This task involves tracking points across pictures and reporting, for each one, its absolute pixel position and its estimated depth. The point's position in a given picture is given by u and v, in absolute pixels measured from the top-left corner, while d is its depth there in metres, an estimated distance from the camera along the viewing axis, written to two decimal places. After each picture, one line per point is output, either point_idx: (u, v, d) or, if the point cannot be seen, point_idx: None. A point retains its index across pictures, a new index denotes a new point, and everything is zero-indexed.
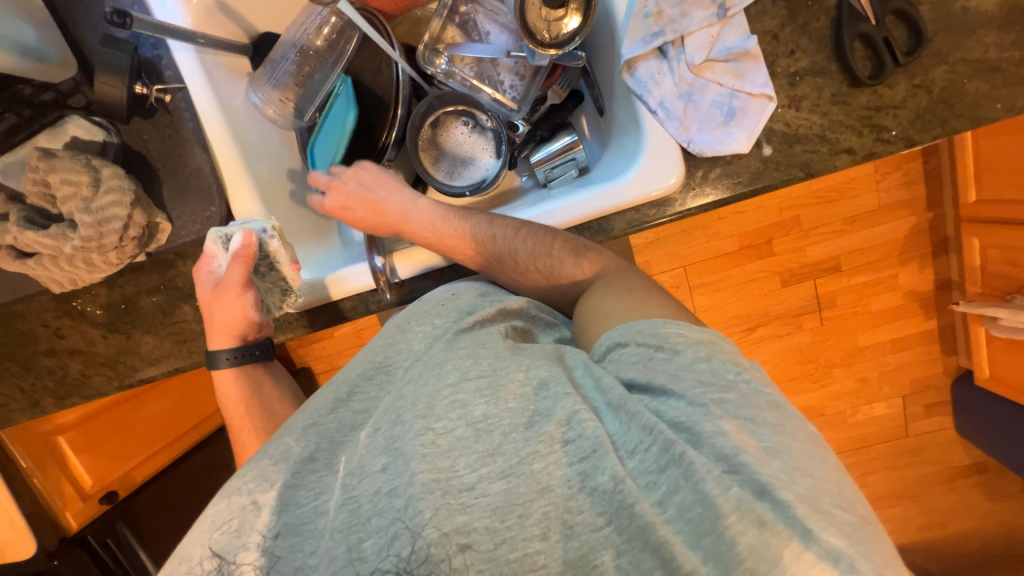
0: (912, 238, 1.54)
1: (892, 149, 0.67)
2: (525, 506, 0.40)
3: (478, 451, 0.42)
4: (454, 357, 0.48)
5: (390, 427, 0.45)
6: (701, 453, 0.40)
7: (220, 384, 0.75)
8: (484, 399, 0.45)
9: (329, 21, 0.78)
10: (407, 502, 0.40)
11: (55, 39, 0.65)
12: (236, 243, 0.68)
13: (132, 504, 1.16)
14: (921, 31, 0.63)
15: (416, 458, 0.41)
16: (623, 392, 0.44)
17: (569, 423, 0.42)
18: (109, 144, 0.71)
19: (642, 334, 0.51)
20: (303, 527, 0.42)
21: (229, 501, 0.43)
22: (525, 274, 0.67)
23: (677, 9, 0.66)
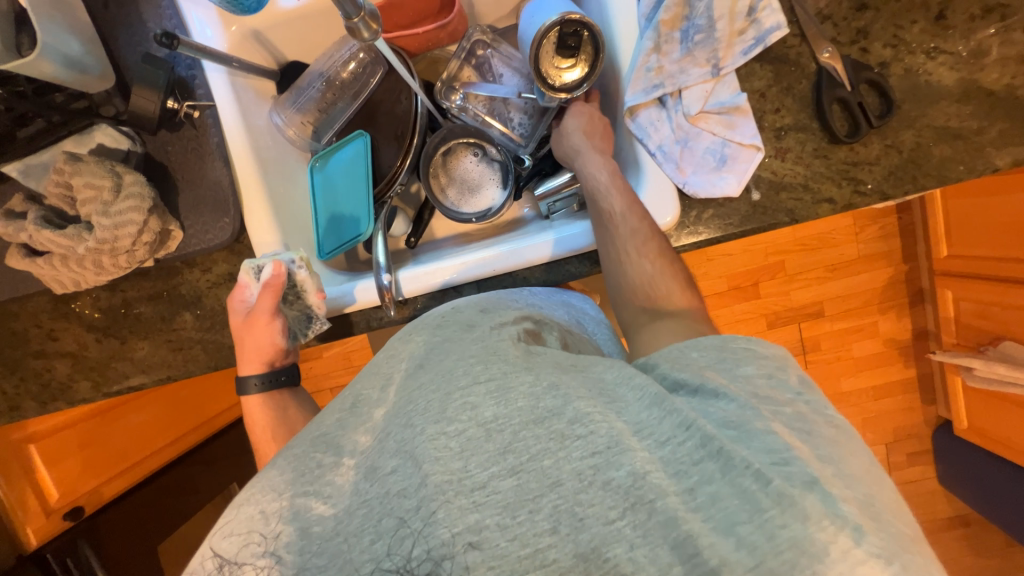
0: (889, 288, 1.62)
1: (868, 201, 0.73)
2: (536, 501, 0.41)
3: (490, 450, 0.43)
4: (465, 363, 0.48)
5: (401, 430, 0.46)
6: (750, 449, 0.41)
7: (250, 412, 0.76)
8: (494, 401, 0.45)
9: (356, 56, 0.84)
10: (419, 503, 0.41)
11: (99, 54, 0.68)
12: (268, 275, 0.70)
13: (97, 524, 1.11)
14: (891, 98, 0.71)
15: (428, 460, 0.42)
16: (663, 391, 0.46)
17: (579, 419, 0.43)
18: (133, 153, 0.74)
19: (690, 345, 0.52)
20: (311, 530, 0.43)
21: (239, 510, 0.46)
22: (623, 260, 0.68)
23: (676, 65, 0.72)
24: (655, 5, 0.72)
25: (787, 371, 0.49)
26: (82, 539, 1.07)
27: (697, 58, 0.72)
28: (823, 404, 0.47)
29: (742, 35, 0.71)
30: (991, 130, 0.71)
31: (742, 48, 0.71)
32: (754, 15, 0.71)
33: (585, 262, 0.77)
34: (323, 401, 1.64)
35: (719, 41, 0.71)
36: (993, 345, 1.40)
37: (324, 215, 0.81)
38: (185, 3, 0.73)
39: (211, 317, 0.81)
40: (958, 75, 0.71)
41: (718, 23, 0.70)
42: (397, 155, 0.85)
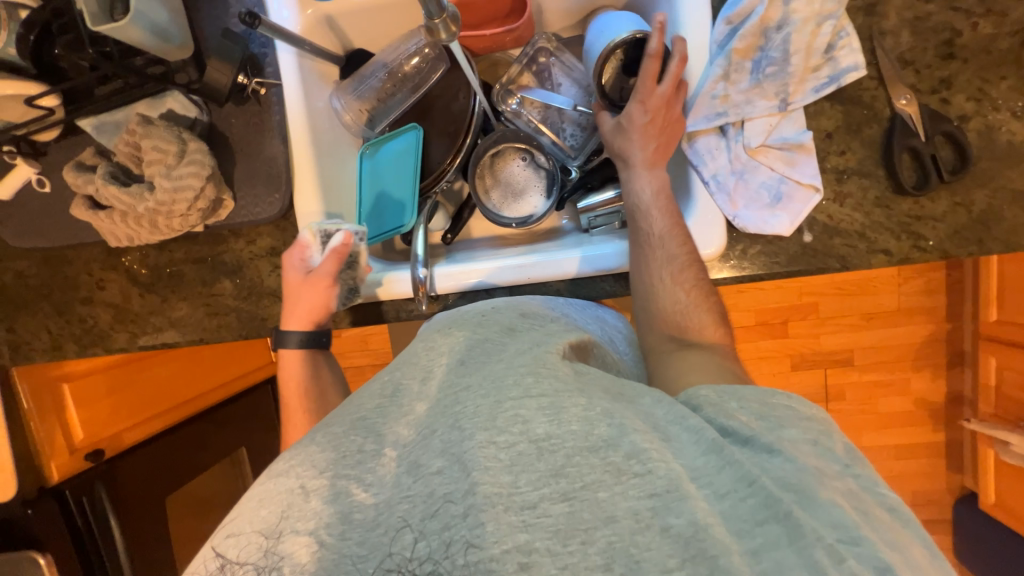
0: (927, 346, 1.55)
1: (926, 258, 0.70)
2: (589, 533, 0.40)
3: (540, 470, 0.43)
4: (515, 372, 0.48)
5: (449, 430, 0.46)
6: (817, 518, 0.40)
7: (285, 364, 0.79)
8: (547, 418, 0.45)
9: (421, 51, 0.85)
10: (467, 510, 0.41)
11: (182, 24, 0.71)
12: (334, 242, 0.72)
13: (116, 468, 1.11)
14: (967, 154, 0.68)
15: (478, 468, 0.43)
16: (720, 438, 0.45)
17: (635, 456, 0.43)
18: (199, 121, 0.76)
19: (732, 392, 0.52)
20: (351, 516, 0.44)
21: (276, 481, 0.47)
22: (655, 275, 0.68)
23: (742, 95, 0.70)
24: (730, 31, 0.70)
25: (834, 439, 0.49)
26: (99, 482, 1.07)
27: (765, 90, 0.70)
28: (874, 480, 0.47)
29: (816, 71, 0.69)
30: None
31: (814, 85, 0.69)
32: (832, 51, 0.69)
33: (621, 281, 0.77)
34: None
35: (790, 75, 0.69)
36: None
37: (371, 202, 0.83)
38: None
39: (249, 287, 0.84)
40: None
41: (793, 57, 0.68)
42: (447, 152, 0.86)
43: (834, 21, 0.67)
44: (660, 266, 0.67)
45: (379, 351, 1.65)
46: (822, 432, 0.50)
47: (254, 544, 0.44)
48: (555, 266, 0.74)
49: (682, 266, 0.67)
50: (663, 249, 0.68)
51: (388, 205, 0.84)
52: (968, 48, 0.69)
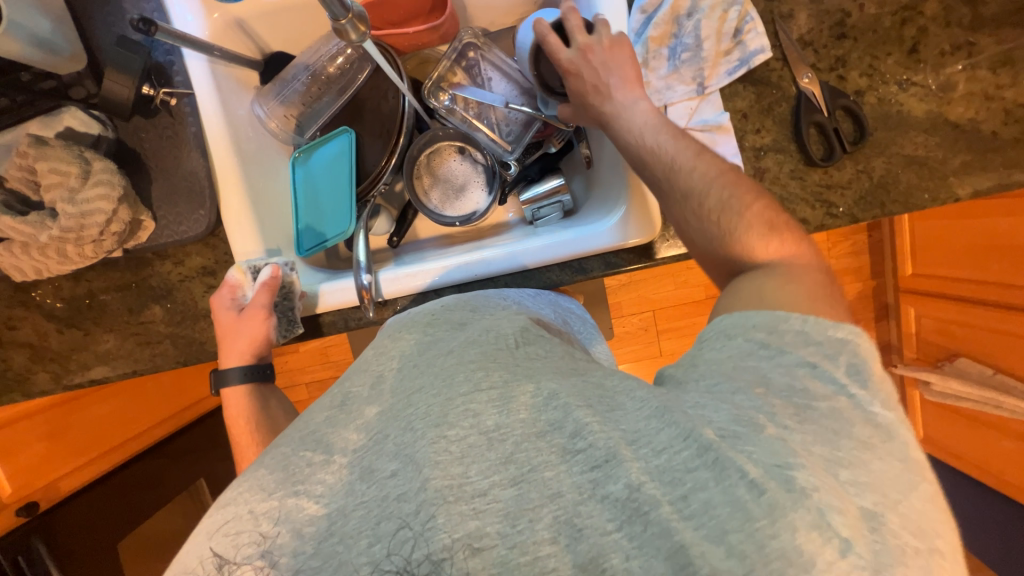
0: (856, 303, 1.70)
1: (838, 224, 0.76)
2: (536, 511, 0.42)
3: (491, 459, 0.44)
4: (465, 368, 0.49)
5: (401, 433, 0.46)
6: (752, 452, 0.41)
7: (231, 402, 0.76)
8: (497, 410, 0.46)
9: (343, 52, 0.82)
10: (419, 507, 0.42)
11: (68, 34, 0.65)
12: (265, 275, 0.72)
13: (52, 519, 1.03)
14: (863, 125, 0.74)
15: (428, 464, 0.43)
16: (667, 400, 0.46)
17: (579, 433, 0.44)
18: (104, 138, 0.70)
19: (734, 333, 0.51)
20: (305, 530, 0.43)
21: (224, 511, 0.45)
22: (683, 205, 0.62)
23: (663, 81, 0.74)
24: (645, 20, 0.73)
25: (837, 361, 0.47)
26: (37, 537, 0.98)
27: (683, 75, 0.73)
28: (870, 401, 0.45)
29: (727, 55, 0.73)
30: (954, 160, 0.74)
31: (727, 68, 0.73)
32: (740, 36, 0.73)
33: (567, 269, 0.78)
34: (298, 396, 1.62)
35: (704, 60, 0.72)
36: (950, 360, 1.47)
37: (303, 208, 0.80)
38: None
39: (182, 310, 0.79)
40: (927, 107, 0.75)
41: (705, 42, 0.72)
42: (382, 154, 0.84)
43: (738, 7, 0.72)
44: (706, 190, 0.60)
45: (338, 362, 1.60)
46: (824, 357, 0.47)
47: (251, 545, 0.43)
48: (529, 254, 0.76)
49: (711, 184, 0.60)
50: (681, 173, 0.62)
51: (327, 211, 0.81)
52: (857, 28, 0.75)
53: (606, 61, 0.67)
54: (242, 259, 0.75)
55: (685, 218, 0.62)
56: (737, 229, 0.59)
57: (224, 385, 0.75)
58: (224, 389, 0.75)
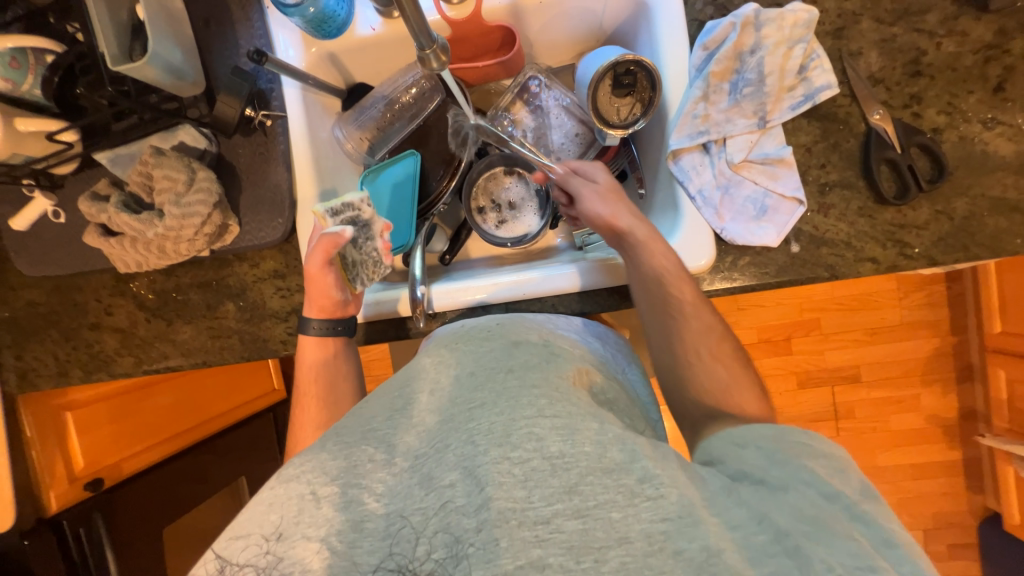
0: (934, 359, 1.55)
1: (914, 265, 0.72)
2: (602, 552, 0.42)
3: (554, 486, 0.44)
4: (530, 393, 0.50)
5: (461, 445, 0.47)
6: (832, 552, 0.42)
7: (304, 350, 0.76)
8: (561, 438, 0.46)
9: (418, 83, 0.89)
10: (481, 525, 0.42)
11: (194, 64, 0.76)
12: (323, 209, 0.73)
13: (114, 497, 1.11)
14: (943, 164, 0.70)
15: (491, 483, 0.44)
16: (729, 481, 0.49)
17: (649, 480, 0.44)
18: (208, 152, 0.80)
19: (744, 439, 0.55)
20: (362, 524, 0.45)
21: (287, 486, 0.47)
22: (682, 372, 0.68)
23: (723, 114, 0.74)
24: (706, 56, 0.74)
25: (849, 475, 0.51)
26: (98, 511, 1.06)
27: (743, 109, 0.74)
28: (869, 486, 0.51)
29: (791, 91, 0.73)
30: None
31: (791, 103, 0.73)
32: (804, 73, 0.72)
33: (615, 295, 0.79)
34: None
35: (766, 95, 0.72)
36: None
37: None
38: (275, 25, 0.81)
39: (252, 309, 0.86)
40: (1017, 147, 0.70)
41: (768, 78, 0.72)
42: (443, 175, 0.90)
43: (804, 45, 0.71)
44: (695, 336, 0.68)
45: (379, 376, 1.65)
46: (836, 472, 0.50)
47: (252, 547, 0.45)
48: (562, 281, 0.77)
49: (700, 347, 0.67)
50: (691, 347, 0.67)
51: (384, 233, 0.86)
52: (934, 66, 0.72)
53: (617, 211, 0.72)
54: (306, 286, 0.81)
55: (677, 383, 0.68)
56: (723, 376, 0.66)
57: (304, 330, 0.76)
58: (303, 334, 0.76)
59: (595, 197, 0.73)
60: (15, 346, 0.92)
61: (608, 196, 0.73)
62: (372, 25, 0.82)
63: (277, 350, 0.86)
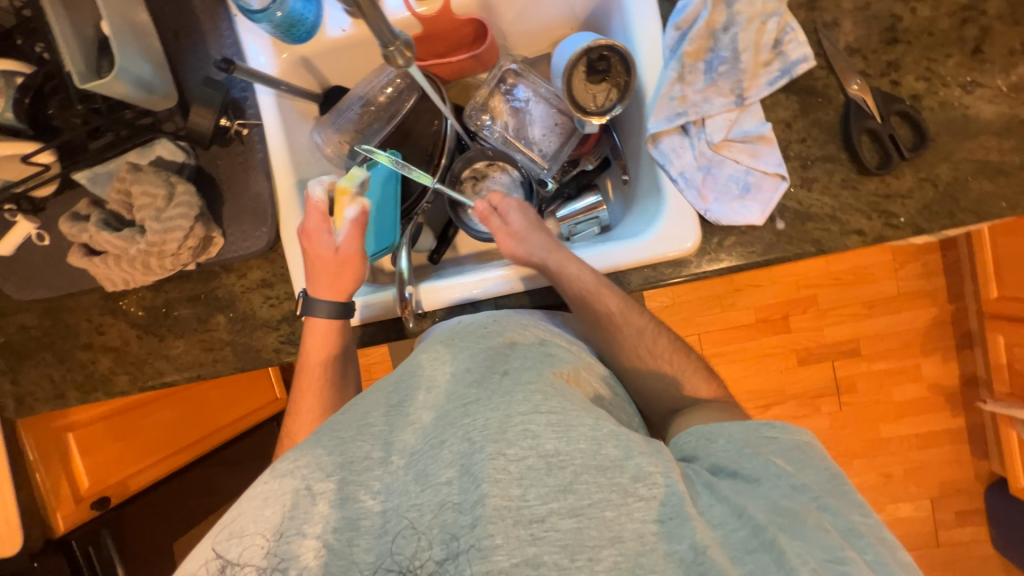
0: (932, 328, 1.55)
1: (900, 234, 0.71)
2: (596, 551, 0.42)
3: (549, 485, 0.44)
4: (525, 389, 0.49)
5: (459, 442, 0.46)
6: (805, 546, 0.43)
7: (311, 332, 0.75)
8: (557, 435, 0.46)
9: (393, 82, 0.88)
10: (475, 521, 0.42)
11: (166, 77, 0.75)
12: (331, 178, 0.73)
13: (122, 515, 1.13)
14: (925, 130, 0.70)
15: (488, 480, 0.43)
16: (710, 478, 0.50)
17: (641, 478, 0.45)
18: (186, 165, 0.79)
19: (715, 434, 0.56)
20: (358, 522, 0.45)
21: (281, 480, 0.47)
22: (636, 369, 0.71)
23: (700, 95, 0.73)
24: (679, 37, 0.73)
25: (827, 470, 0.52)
26: (106, 529, 1.09)
27: (720, 87, 0.73)
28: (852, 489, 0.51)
29: (767, 66, 0.72)
30: None
31: (767, 79, 0.72)
32: (780, 47, 0.71)
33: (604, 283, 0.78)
34: None
35: (743, 72, 0.71)
36: None
37: None
38: (244, 32, 0.80)
39: (242, 320, 0.86)
40: (998, 108, 0.69)
41: (742, 55, 0.71)
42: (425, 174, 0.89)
43: (778, 18, 0.70)
44: (633, 339, 0.71)
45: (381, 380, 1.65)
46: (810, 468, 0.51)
47: (251, 547, 0.44)
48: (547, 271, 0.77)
49: (640, 347, 0.71)
50: (630, 351, 0.71)
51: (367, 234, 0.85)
52: (911, 32, 0.71)
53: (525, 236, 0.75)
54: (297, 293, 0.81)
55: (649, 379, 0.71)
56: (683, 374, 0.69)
57: (310, 308, 0.75)
58: (309, 313, 0.75)
59: (502, 239, 0.76)
60: (9, 371, 0.92)
61: (514, 234, 0.75)
62: (342, 26, 0.81)
63: (270, 358, 0.86)
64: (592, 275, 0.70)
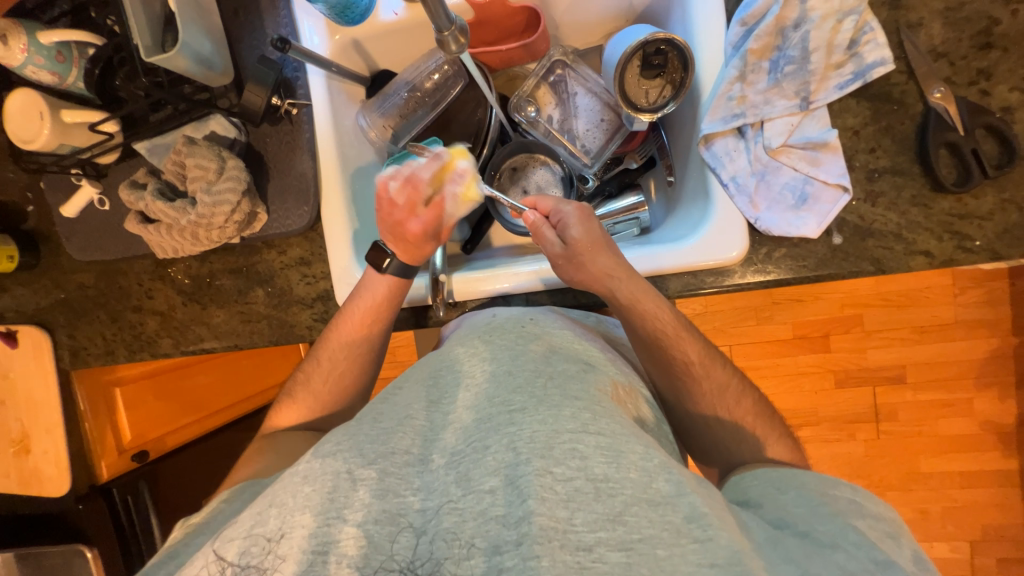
0: (991, 362, 1.44)
1: (974, 259, 0.65)
2: None
3: (598, 512, 0.42)
4: (572, 405, 0.48)
5: (504, 451, 0.46)
6: None
7: (370, 285, 0.75)
8: (606, 460, 0.45)
9: (441, 68, 0.86)
10: (521, 538, 0.41)
11: (224, 54, 0.78)
12: (444, 156, 0.75)
13: (157, 467, 1.20)
14: (1015, 147, 0.63)
15: (534, 497, 0.42)
16: (775, 532, 0.48)
17: (696, 520, 0.43)
18: (238, 142, 0.82)
19: (786, 485, 0.56)
20: (399, 517, 0.45)
21: (324, 462, 0.47)
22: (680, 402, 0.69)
23: (761, 96, 0.69)
24: (745, 33, 0.69)
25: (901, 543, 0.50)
26: (143, 481, 1.15)
27: (785, 89, 0.68)
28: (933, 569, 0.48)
29: (839, 68, 0.67)
30: None
31: (838, 82, 0.67)
32: (855, 48, 0.66)
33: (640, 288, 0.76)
34: None
35: (812, 73, 0.67)
36: None
37: None
38: (300, 12, 0.81)
39: (280, 295, 0.88)
40: None
41: (813, 55, 0.66)
42: None
43: (856, 17, 0.65)
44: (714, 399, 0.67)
45: (404, 362, 1.68)
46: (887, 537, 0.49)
47: (253, 547, 0.44)
48: None
49: (723, 391, 0.67)
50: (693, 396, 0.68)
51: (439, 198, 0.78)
52: (1008, 37, 0.65)
53: (588, 258, 0.67)
54: (334, 271, 0.83)
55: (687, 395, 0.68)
56: (718, 392, 0.67)
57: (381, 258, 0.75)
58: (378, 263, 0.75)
59: (567, 261, 0.67)
60: (67, 325, 0.98)
61: (583, 257, 0.67)
62: (395, 10, 0.81)
63: (303, 335, 0.88)
64: (665, 309, 0.67)
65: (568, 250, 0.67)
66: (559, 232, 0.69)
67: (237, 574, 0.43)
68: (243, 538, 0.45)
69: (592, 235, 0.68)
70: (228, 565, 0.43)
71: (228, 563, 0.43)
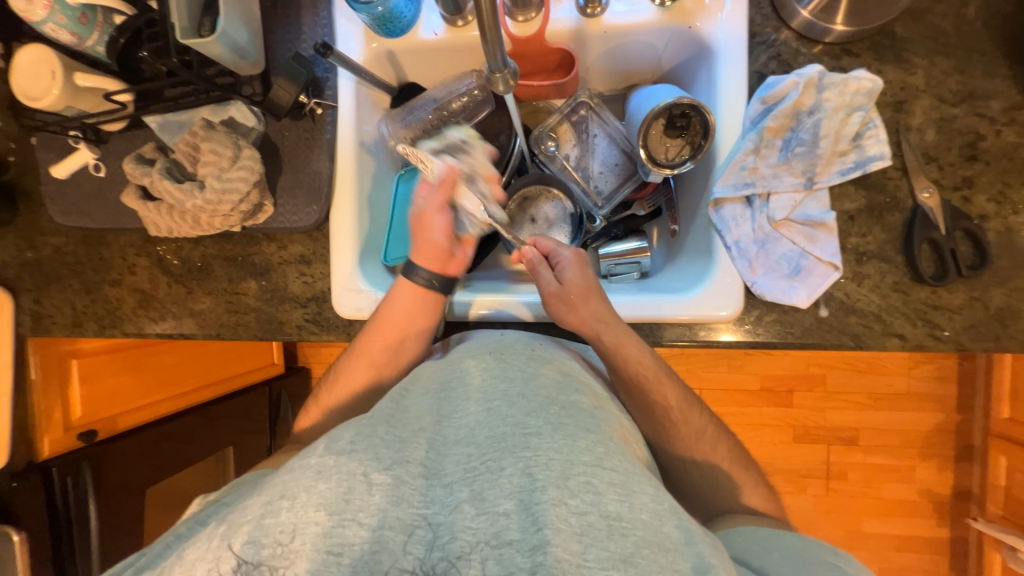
0: (935, 435, 1.53)
1: (941, 347, 0.71)
2: None
3: (611, 551, 0.43)
4: (586, 438, 0.49)
5: (518, 475, 0.46)
6: None
7: (394, 297, 0.75)
8: (619, 498, 0.45)
9: (470, 92, 0.88)
10: (535, 567, 0.41)
11: (258, 45, 0.77)
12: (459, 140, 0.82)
13: (105, 452, 1.08)
14: (987, 253, 0.70)
15: (550, 526, 0.43)
16: None
17: (705, 570, 0.43)
18: (255, 131, 0.80)
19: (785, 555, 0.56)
20: (413, 528, 0.46)
21: (338, 459, 0.47)
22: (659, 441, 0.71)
23: (771, 170, 0.74)
24: (764, 110, 0.74)
25: None
26: (87, 462, 1.04)
27: (793, 167, 0.73)
28: None
29: (843, 156, 0.72)
30: None
31: (840, 168, 0.72)
32: (858, 140, 0.72)
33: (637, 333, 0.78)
34: None
35: (819, 157, 0.72)
36: None
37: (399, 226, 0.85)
38: (340, 17, 0.82)
39: (274, 290, 0.86)
40: None
41: (822, 141, 0.71)
42: None
43: (863, 113, 0.71)
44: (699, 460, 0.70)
45: None
46: None
47: (276, 547, 0.43)
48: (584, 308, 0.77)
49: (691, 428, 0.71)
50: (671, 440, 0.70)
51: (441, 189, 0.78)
52: (990, 152, 0.72)
53: (579, 299, 0.70)
54: (336, 274, 0.82)
55: (669, 443, 0.71)
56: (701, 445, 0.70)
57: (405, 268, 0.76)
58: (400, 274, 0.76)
59: (558, 299, 0.71)
60: (35, 289, 0.93)
61: (575, 298, 0.70)
62: (436, 30, 0.82)
63: (291, 334, 0.86)
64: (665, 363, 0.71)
65: (560, 286, 0.71)
66: (556, 273, 0.73)
67: (247, 570, 0.43)
68: (253, 529, 0.44)
69: (582, 273, 0.73)
70: (238, 557, 0.43)
71: (239, 560, 0.43)
